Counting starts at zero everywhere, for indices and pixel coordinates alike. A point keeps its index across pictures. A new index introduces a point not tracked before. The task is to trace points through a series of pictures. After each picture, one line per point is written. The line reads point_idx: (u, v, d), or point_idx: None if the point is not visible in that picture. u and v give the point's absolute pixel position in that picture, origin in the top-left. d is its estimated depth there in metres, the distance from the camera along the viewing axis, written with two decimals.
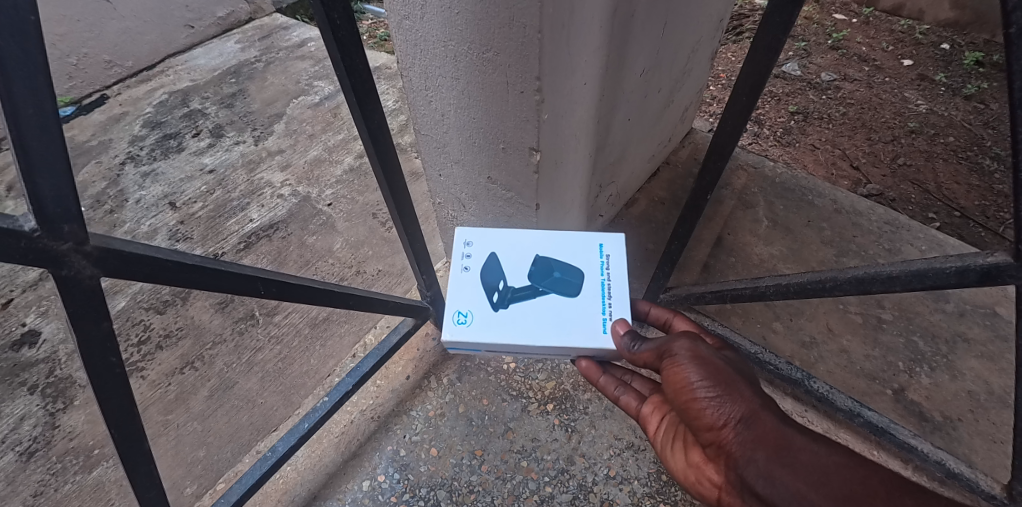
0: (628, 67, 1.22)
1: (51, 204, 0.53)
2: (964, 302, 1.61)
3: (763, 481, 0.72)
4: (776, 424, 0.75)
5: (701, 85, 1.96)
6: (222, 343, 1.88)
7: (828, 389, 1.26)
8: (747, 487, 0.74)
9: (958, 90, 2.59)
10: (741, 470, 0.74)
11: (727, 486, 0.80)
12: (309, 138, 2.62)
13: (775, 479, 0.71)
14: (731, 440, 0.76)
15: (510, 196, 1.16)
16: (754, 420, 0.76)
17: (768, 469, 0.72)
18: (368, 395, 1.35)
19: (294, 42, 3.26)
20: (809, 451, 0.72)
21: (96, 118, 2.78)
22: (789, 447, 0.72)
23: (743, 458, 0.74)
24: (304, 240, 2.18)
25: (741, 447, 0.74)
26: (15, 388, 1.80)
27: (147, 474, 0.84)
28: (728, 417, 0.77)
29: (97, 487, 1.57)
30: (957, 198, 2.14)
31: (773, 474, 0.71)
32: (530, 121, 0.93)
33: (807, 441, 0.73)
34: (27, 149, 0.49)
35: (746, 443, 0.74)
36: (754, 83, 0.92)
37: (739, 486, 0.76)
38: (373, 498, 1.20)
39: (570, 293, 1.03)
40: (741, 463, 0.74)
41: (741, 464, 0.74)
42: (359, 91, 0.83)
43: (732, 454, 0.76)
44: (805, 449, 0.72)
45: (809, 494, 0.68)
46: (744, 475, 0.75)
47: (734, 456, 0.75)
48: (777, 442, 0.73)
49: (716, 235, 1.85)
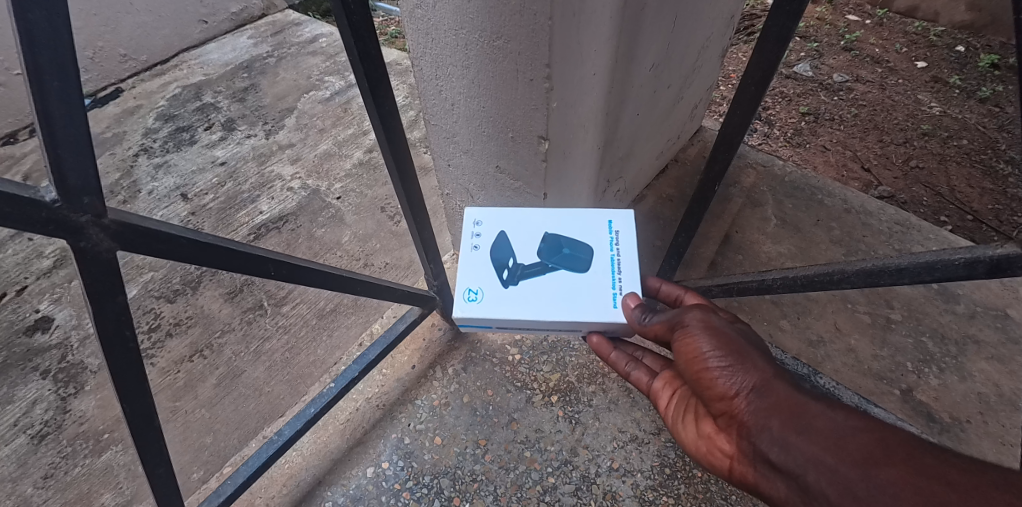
0: (638, 61, 1.22)
1: (73, 176, 0.54)
2: (975, 304, 1.59)
3: (777, 448, 0.72)
4: (789, 392, 0.76)
5: (711, 81, 1.95)
6: (231, 332, 1.90)
7: (834, 385, 1.29)
8: (761, 456, 0.75)
9: (973, 92, 2.56)
10: (755, 438, 0.75)
11: (739, 456, 0.80)
12: (319, 132, 2.64)
13: (790, 445, 0.70)
14: (744, 409, 0.77)
15: (519, 185, 1.17)
16: (767, 388, 0.77)
17: (783, 437, 0.72)
18: (374, 384, 1.37)
19: (305, 38, 3.29)
20: (823, 418, 0.70)
21: (111, 110, 2.82)
22: (802, 414, 0.72)
23: (756, 426, 0.75)
24: (313, 232, 2.20)
25: (753, 415, 0.76)
26: (28, 372, 1.83)
27: (157, 451, 0.85)
28: (740, 387, 0.78)
29: (107, 471, 1.59)
30: (970, 201, 2.11)
31: (787, 441, 0.71)
32: (540, 109, 0.93)
33: (822, 406, 0.72)
34: (52, 122, 0.50)
35: (758, 411, 0.75)
36: (764, 72, 0.91)
37: (752, 454, 0.77)
38: (377, 484, 1.21)
39: (579, 269, 1.03)
40: (754, 430, 0.75)
41: (754, 432, 0.75)
42: (371, 77, 0.84)
43: (746, 423, 0.77)
44: (818, 416, 0.71)
45: (824, 458, 0.66)
46: (758, 444, 0.75)
47: (747, 425, 0.77)
48: (791, 410, 0.73)
49: (723, 232, 1.84)
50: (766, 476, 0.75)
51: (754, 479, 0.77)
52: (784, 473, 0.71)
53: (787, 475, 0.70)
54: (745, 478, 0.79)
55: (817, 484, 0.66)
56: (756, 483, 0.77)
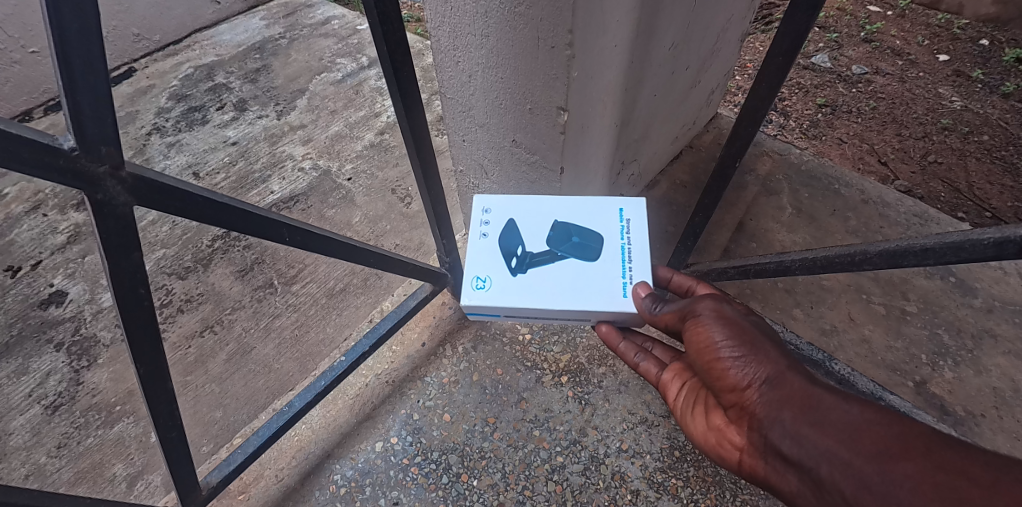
0: (658, 38, 1.20)
1: (91, 123, 0.54)
2: (994, 298, 1.56)
3: (790, 441, 0.70)
4: (804, 384, 0.74)
5: (729, 67, 1.92)
6: (241, 309, 1.91)
7: (850, 372, 1.25)
8: (772, 448, 0.73)
9: (995, 87, 2.50)
10: (767, 431, 0.74)
11: (749, 448, 0.78)
12: (331, 114, 2.63)
13: (803, 438, 0.69)
14: (756, 400, 0.76)
15: (534, 160, 1.15)
16: (780, 380, 0.75)
17: (795, 429, 0.70)
18: (383, 360, 1.37)
19: (317, 20, 3.26)
20: (838, 410, 0.68)
21: (125, 89, 2.83)
22: (816, 406, 0.70)
23: (768, 418, 0.74)
24: (323, 213, 2.21)
25: (765, 407, 0.74)
26: (42, 344, 1.85)
27: (169, 414, 0.86)
28: (753, 378, 0.77)
29: (119, 442, 1.61)
30: (988, 198, 2.07)
31: (800, 433, 0.69)
32: (560, 79, 0.91)
33: (837, 399, 0.70)
34: (72, 68, 0.50)
35: (771, 403, 0.74)
36: (792, 41, 0.89)
37: (764, 447, 0.75)
38: (385, 459, 1.21)
39: (590, 257, 1.02)
40: (766, 423, 0.74)
41: (766, 425, 0.74)
42: (391, 41, 0.83)
43: (757, 415, 0.76)
44: (834, 408, 0.69)
45: (839, 452, 0.64)
46: (770, 436, 0.74)
47: (759, 417, 0.75)
48: (804, 401, 0.71)
49: (737, 220, 1.82)
50: (778, 470, 0.73)
51: (764, 472, 0.76)
52: (797, 467, 0.69)
53: (799, 469, 0.69)
54: (755, 471, 0.78)
55: (832, 478, 0.64)
56: (766, 477, 0.76)
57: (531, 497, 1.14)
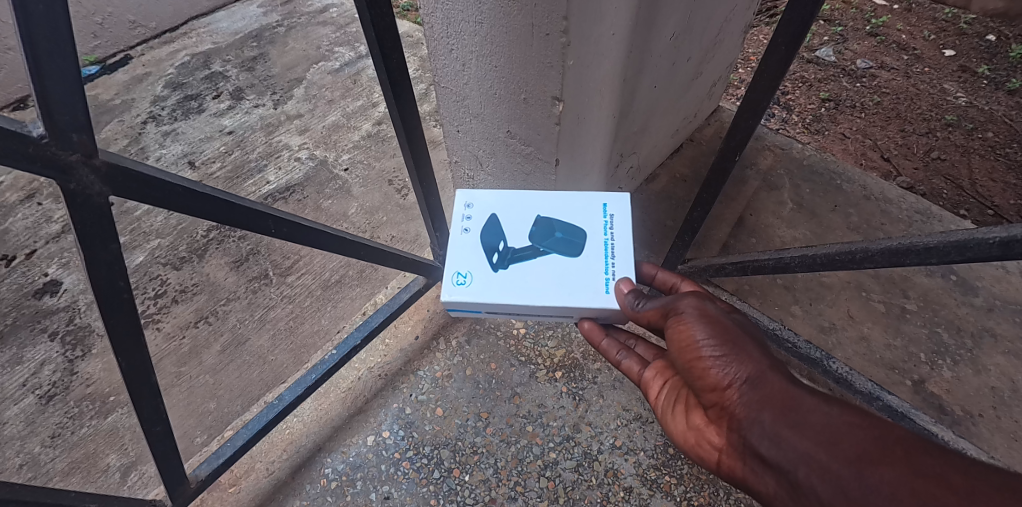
0: (658, 27, 1.17)
1: (59, 109, 0.51)
2: (995, 297, 1.54)
3: (768, 443, 0.68)
4: (785, 384, 0.72)
5: (732, 59, 1.88)
6: (236, 300, 1.89)
7: (847, 371, 1.23)
8: (750, 450, 0.71)
9: (1001, 83, 2.46)
10: (745, 432, 0.72)
11: (728, 449, 0.76)
12: (328, 103, 2.60)
13: (782, 440, 0.67)
14: (736, 401, 0.74)
15: (529, 152, 1.13)
16: (762, 381, 0.73)
17: (775, 431, 0.68)
18: (376, 353, 1.35)
19: (316, 7, 3.22)
20: (818, 412, 0.67)
21: (120, 77, 2.79)
22: (796, 407, 0.68)
23: (747, 419, 0.72)
24: (319, 204, 2.18)
25: (744, 407, 0.72)
26: (37, 333, 1.84)
27: (154, 408, 0.84)
28: (733, 378, 0.75)
29: (112, 432, 1.61)
30: (991, 196, 2.04)
31: (779, 434, 0.68)
32: (554, 67, 0.89)
33: (818, 401, 0.68)
34: (38, 51, 0.47)
35: (751, 403, 0.72)
36: (795, 32, 0.87)
37: (742, 448, 0.73)
38: (376, 452, 1.20)
39: (573, 253, 1.00)
40: (745, 423, 0.72)
41: (745, 425, 0.72)
42: (378, 27, 0.80)
43: (737, 416, 0.74)
44: (814, 409, 0.67)
45: (817, 455, 0.62)
46: (749, 437, 0.72)
47: (739, 417, 0.73)
48: (784, 402, 0.70)
49: (737, 215, 1.80)
50: (756, 471, 0.72)
51: (742, 473, 0.74)
52: (774, 469, 0.67)
53: (776, 471, 0.67)
54: (733, 471, 0.76)
55: (809, 482, 0.62)
56: (744, 478, 0.74)
57: (523, 494, 1.13)
